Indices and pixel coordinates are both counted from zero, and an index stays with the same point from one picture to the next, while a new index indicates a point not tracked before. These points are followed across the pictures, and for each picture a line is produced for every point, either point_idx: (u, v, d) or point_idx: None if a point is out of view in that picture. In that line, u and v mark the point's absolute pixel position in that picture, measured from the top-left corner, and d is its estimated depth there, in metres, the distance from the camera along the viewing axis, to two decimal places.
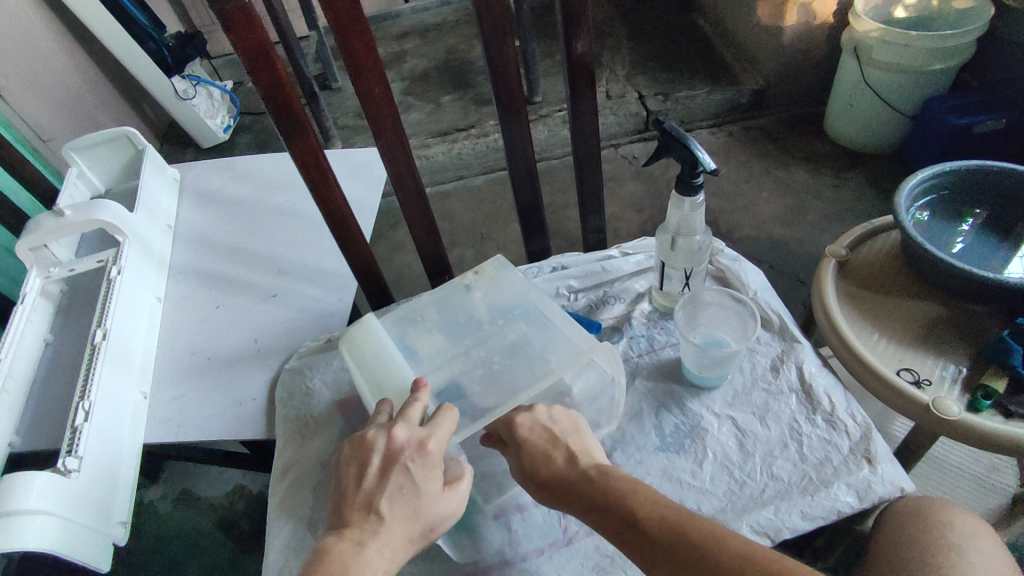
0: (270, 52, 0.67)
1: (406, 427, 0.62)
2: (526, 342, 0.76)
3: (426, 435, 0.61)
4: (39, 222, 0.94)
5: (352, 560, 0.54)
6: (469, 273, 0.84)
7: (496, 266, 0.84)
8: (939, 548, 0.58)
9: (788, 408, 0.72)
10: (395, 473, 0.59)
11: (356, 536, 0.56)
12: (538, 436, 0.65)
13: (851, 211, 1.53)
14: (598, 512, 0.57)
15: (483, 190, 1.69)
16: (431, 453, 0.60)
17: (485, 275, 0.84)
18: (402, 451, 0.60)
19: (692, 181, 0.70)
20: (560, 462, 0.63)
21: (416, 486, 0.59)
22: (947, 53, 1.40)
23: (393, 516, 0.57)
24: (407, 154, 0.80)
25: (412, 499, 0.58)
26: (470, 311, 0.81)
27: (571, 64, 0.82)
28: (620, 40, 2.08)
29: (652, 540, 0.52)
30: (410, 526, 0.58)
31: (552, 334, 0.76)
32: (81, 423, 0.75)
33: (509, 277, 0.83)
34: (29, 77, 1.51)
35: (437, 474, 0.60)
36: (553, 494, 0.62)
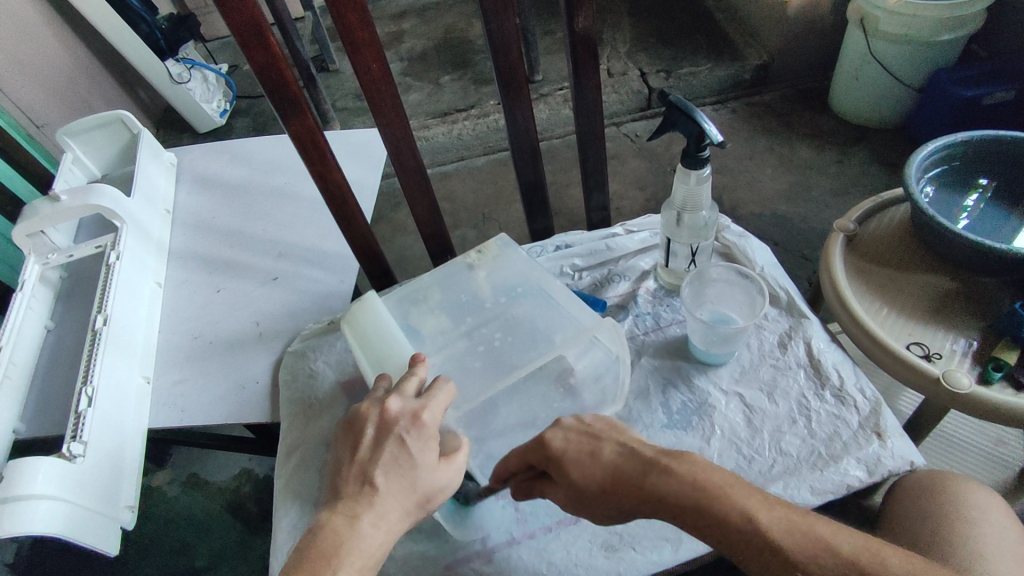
0: (263, 28, 0.65)
1: (400, 399, 0.61)
2: (529, 320, 0.76)
3: (421, 406, 0.60)
4: (36, 208, 0.93)
5: (346, 534, 0.53)
6: (472, 252, 0.83)
7: (499, 246, 0.83)
8: (953, 520, 0.60)
9: (795, 384, 0.71)
10: (388, 445, 0.58)
11: (349, 509, 0.55)
12: (574, 442, 0.57)
13: (856, 186, 1.51)
14: (692, 512, 0.49)
15: (484, 171, 1.68)
16: (426, 425, 0.59)
17: (487, 255, 0.83)
18: (396, 423, 0.59)
19: (698, 155, 0.68)
20: (613, 457, 0.55)
21: (411, 457, 0.57)
22: (955, 23, 1.38)
23: (387, 488, 0.56)
24: (407, 133, 0.78)
25: (407, 472, 0.57)
26: (473, 290, 0.81)
27: (573, 38, 0.79)
28: (621, 16, 2.04)
29: (779, 548, 0.45)
30: (405, 497, 0.56)
31: (555, 311, 0.75)
32: (84, 409, 0.75)
33: (512, 256, 0.82)
34: (21, 62, 1.49)
35: (433, 448, 0.59)
36: (616, 498, 0.53)
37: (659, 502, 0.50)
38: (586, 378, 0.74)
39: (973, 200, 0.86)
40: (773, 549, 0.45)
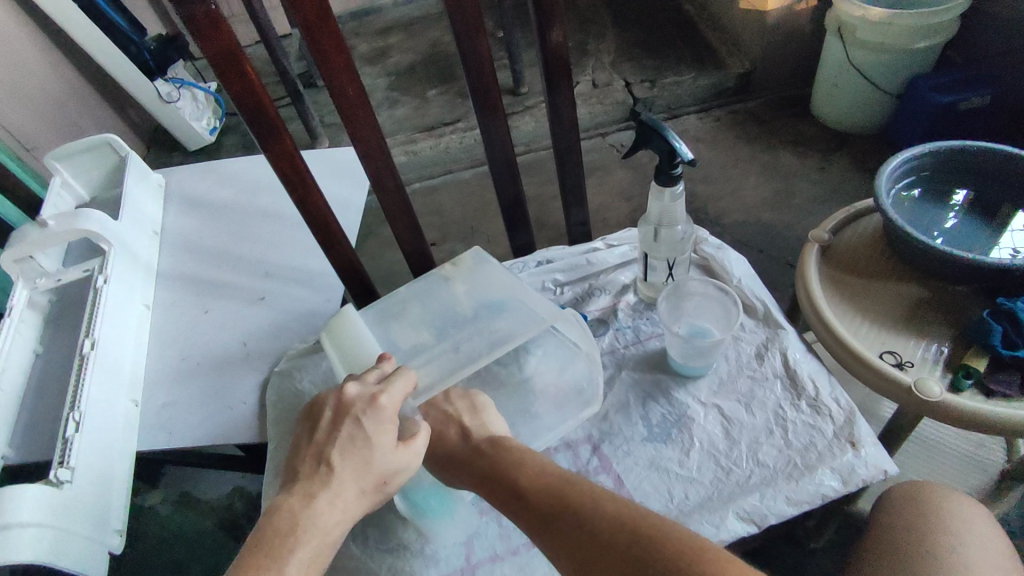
0: (240, 58, 0.67)
1: (358, 384, 0.64)
2: (500, 315, 0.79)
3: (378, 389, 0.63)
4: (24, 233, 0.94)
5: (301, 513, 0.55)
6: (447, 266, 0.88)
7: (472, 258, 0.88)
8: (936, 531, 0.62)
9: (772, 395, 0.72)
10: (344, 424, 0.61)
11: (305, 490, 0.57)
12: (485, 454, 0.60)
13: (838, 192, 1.53)
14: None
15: (471, 183, 1.69)
16: (382, 407, 0.62)
17: (462, 266, 0.87)
18: (354, 405, 0.62)
19: (671, 172, 0.70)
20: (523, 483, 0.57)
21: (366, 437, 0.60)
22: (928, 31, 1.40)
23: (342, 467, 0.59)
24: (384, 154, 0.80)
25: (363, 451, 0.60)
26: (448, 299, 0.84)
27: (546, 57, 0.81)
28: (604, 27, 2.06)
29: None
30: (361, 477, 0.59)
31: (523, 305, 0.78)
32: (71, 434, 0.75)
33: (485, 267, 0.86)
34: (10, 86, 1.50)
35: (390, 428, 0.62)
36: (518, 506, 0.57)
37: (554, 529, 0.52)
38: (563, 386, 0.77)
39: (947, 209, 0.87)
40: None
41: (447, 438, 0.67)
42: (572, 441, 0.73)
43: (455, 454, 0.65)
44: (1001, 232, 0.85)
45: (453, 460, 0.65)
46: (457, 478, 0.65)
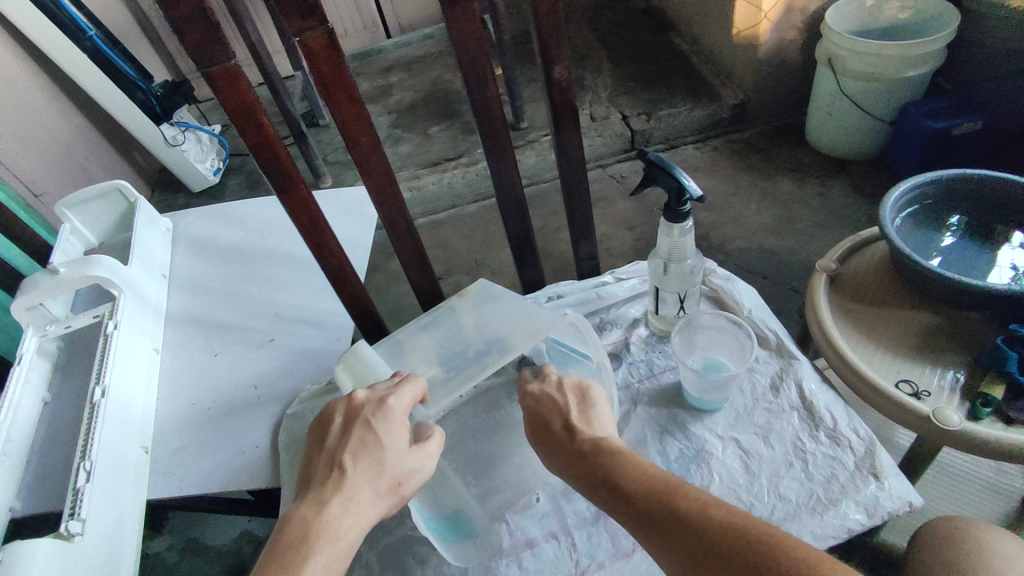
0: (257, 110, 0.68)
1: (366, 390, 0.65)
2: (503, 332, 0.81)
3: (385, 393, 0.64)
4: (36, 280, 0.94)
5: (313, 518, 0.55)
6: (454, 297, 0.89)
7: (479, 288, 0.89)
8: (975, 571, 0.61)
9: (790, 426, 0.72)
10: (354, 428, 0.62)
11: (317, 497, 0.57)
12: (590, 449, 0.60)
13: (839, 217, 1.55)
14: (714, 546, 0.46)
15: (475, 217, 1.71)
16: (391, 408, 0.63)
17: (469, 296, 0.88)
18: (363, 408, 0.63)
19: (679, 209, 0.71)
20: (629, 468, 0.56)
21: (377, 440, 0.61)
22: (918, 61, 1.44)
23: (354, 471, 0.59)
24: (397, 197, 0.81)
25: (374, 453, 0.61)
26: (457, 329, 0.85)
27: (553, 100, 0.83)
28: (601, 62, 2.12)
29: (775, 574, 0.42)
30: (375, 479, 0.60)
31: (525, 321, 0.80)
32: (82, 484, 0.74)
33: (491, 295, 0.87)
34: (20, 134, 1.53)
35: (399, 430, 0.63)
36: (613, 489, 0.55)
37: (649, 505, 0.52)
38: None
39: (947, 235, 0.88)
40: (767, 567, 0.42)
41: (555, 431, 0.64)
42: None
43: (568, 443, 0.62)
44: (1001, 256, 0.86)
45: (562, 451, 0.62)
46: (563, 470, 0.62)
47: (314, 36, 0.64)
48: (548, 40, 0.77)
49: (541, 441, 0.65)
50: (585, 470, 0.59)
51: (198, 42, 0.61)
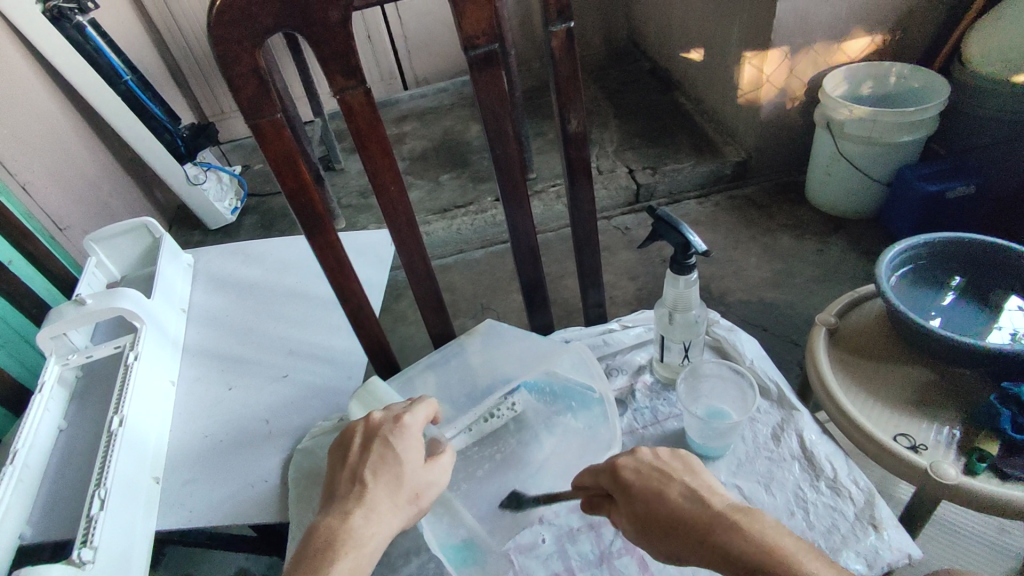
0: (297, 159, 0.73)
1: (382, 411, 0.68)
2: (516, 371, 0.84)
3: (401, 412, 0.67)
4: (62, 311, 0.98)
5: (339, 529, 0.57)
6: (464, 336, 0.92)
7: (487, 327, 0.92)
8: None
9: (792, 476, 0.74)
10: (374, 445, 0.64)
11: (342, 509, 0.59)
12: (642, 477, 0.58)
13: (837, 272, 1.59)
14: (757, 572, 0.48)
15: (482, 263, 1.76)
16: (407, 426, 0.66)
17: (478, 335, 0.92)
18: (381, 427, 0.66)
19: (684, 262, 0.75)
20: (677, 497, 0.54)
21: (396, 455, 0.63)
22: (914, 126, 1.51)
23: (375, 485, 0.61)
24: (417, 241, 0.84)
25: (394, 468, 0.62)
26: (467, 367, 0.88)
27: (569, 157, 0.84)
28: (607, 117, 2.22)
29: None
30: (395, 493, 0.61)
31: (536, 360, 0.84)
32: (96, 512, 0.76)
33: (501, 334, 0.91)
34: (51, 170, 1.60)
35: (415, 445, 0.65)
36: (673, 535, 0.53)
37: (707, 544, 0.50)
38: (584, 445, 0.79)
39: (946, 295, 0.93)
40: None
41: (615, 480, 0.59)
42: (595, 522, 0.74)
43: (683, 513, 0.53)
44: (998, 320, 0.91)
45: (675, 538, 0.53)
46: (687, 555, 0.52)
47: (354, 94, 0.70)
48: (566, 87, 0.78)
49: (648, 527, 0.56)
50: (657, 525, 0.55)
51: (249, 96, 0.66)
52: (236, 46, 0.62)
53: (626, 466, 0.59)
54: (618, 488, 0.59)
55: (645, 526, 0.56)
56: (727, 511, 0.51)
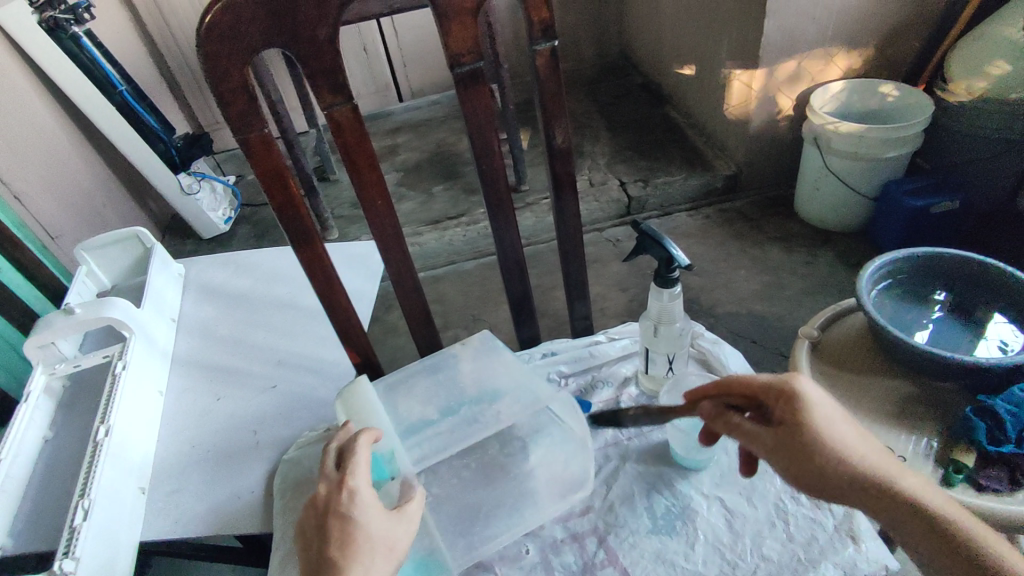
0: (286, 173, 0.74)
1: (324, 482, 0.61)
2: (508, 399, 0.82)
3: (344, 475, 0.61)
4: (49, 321, 0.98)
5: None
6: (457, 344, 0.93)
7: (481, 339, 0.92)
8: None
9: (773, 488, 0.74)
10: (330, 524, 0.57)
11: None
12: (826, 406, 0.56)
13: (825, 285, 1.61)
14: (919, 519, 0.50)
15: (474, 274, 1.77)
16: (355, 486, 0.60)
17: (471, 345, 0.92)
18: (329, 499, 0.59)
19: (668, 276, 0.77)
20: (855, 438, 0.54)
21: (357, 520, 0.58)
22: (899, 143, 1.54)
23: (349, 568, 0.55)
24: (404, 254, 0.85)
25: (360, 535, 0.57)
26: (458, 377, 0.88)
27: (555, 171, 0.85)
28: (599, 131, 2.24)
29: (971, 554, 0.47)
30: (373, 563, 0.56)
31: (527, 390, 0.82)
32: (79, 523, 0.76)
33: (494, 346, 0.91)
34: (44, 179, 1.61)
35: (369, 499, 0.60)
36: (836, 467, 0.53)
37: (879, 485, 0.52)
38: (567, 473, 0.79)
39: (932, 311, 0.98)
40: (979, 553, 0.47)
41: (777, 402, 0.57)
42: (578, 533, 0.74)
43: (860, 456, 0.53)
44: (981, 338, 0.94)
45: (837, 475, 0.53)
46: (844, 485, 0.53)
47: (342, 110, 0.71)
48: (550, 101, 0.79)
49: (796, 450, 0.54)
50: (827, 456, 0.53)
51: (239, 111, 0.67)
52: (225, 61, 0.63)
53: (808, 390, 0.56)
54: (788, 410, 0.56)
55: (806, 452, 0.54)
56: (904, 480, 0.52)
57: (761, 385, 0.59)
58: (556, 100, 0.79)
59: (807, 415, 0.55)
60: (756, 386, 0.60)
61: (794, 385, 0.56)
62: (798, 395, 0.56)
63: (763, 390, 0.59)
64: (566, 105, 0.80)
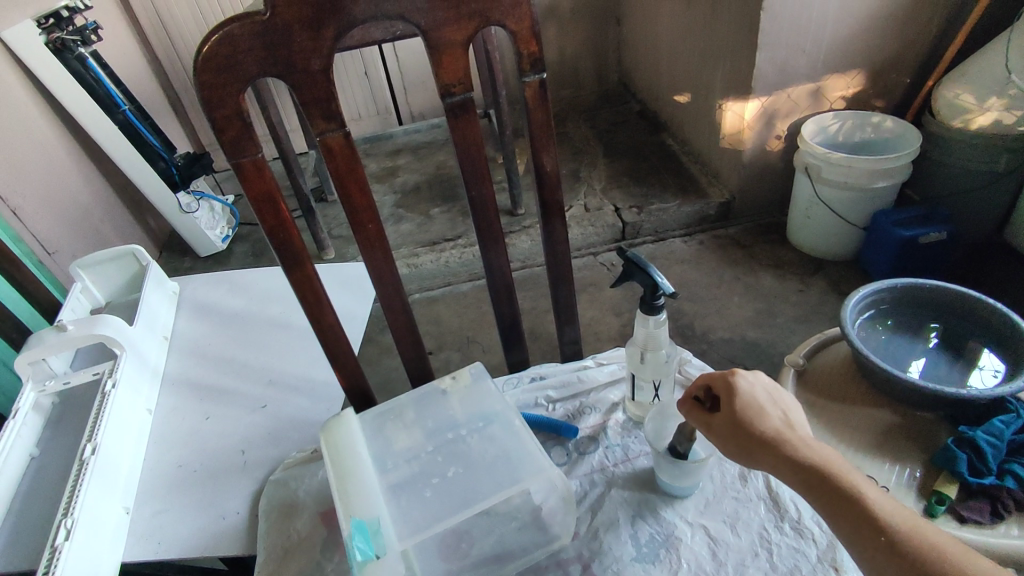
0: (278, 198, 0.76)
1: None
2: (496, 450, 0.79)
3: None
4: (41, 336, 0.99)
5: None
6: (447, 379, 0.89)
7: (474, 373, 0.89)
8: None
9: (757, 516, 0.74)
10: None
11: None
12: (761, 393, 0.63)
13: (817, 313, 1.62)
14: (820, 485, 0.55)
15: (469, 295, 1.78)
16: None
17: (462, 382, 0.88)
18: None
19: (654, 303, 0.77)
20: (780, 422, 0.60)
21: None
22: (887, 174, 1.56)
23: None
24: (395, 278, 0.86)
25: None
26: (446, 417, 0.85)
27: (543, 198, 0.87)
28: (596, 157, 2.27)
29: (862, 516, 0.52)
30: None
31: (516, 442, 0.79)
32: (61, 541, 0.75)
33: (486, 387, 0.87)
34: (43, 198, 1.62)
35: None
36: (755, 444, 0.59)
37: (789, 455, 0.57)
38: None
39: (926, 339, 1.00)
40: (874, 518, 0.52)
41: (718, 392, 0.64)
42: (562, 560, 0.74)
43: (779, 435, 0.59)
44: (975, 364, 0.95)
45: (762, 451, 0.59)
46: (760, 460, 0.59)
47: (334, 137, 0.72)
48: (539, 129, 0.81)
49: (734, 434, 0.61)
50: (744, 433, 0.60)
51: (233, 138, 0.69)
52: (221, 90, 0.65)
53: (745, 379, 0.63)
54: (725, 396, 0.63)
55: (733, 432, 0.61)
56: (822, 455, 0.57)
57: (708, 378, 0.66)
58: (545, 128, 0.81)
59: (738, 399, 0.62)
60: (706, 380, 0.67)
61: (734, 378, 0.63)
62: (737, 387, 0.63)
63: (709, 383, 0.66)
64: (554, 133, 0.81)
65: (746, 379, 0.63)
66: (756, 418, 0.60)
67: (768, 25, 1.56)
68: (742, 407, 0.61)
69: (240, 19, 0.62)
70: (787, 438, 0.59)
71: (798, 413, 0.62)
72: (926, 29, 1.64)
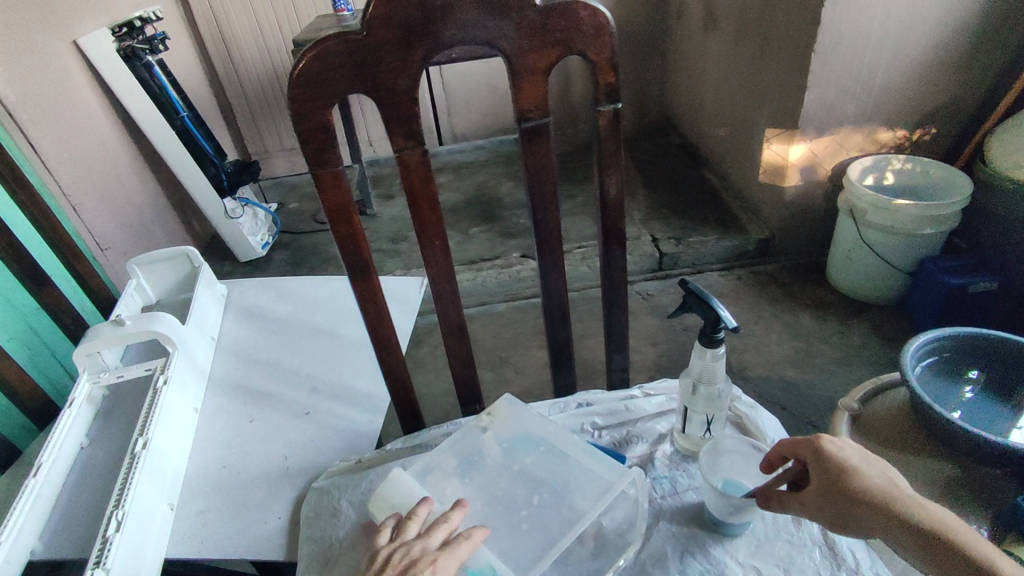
0: (351, 210, 0.78)
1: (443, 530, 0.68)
2: (559, 476, 0.78)
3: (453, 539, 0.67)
4: (99, 331, 1.03)
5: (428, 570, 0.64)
6: (483, 415, 0.86)
7: (507, 405, 0.86)
8: None
9: (812, 563, 0.72)
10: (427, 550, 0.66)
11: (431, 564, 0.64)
12: (849, 454, 0.64)
13: (858, 356, 1.59)
14: (935, 547, 0.57)
15: (505, 315, 1.79)
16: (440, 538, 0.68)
17: (498, 416, 0.86)
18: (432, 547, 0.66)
19: (713, 335, 0.77)
20: (879, 480, 0.62)
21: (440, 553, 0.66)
22: (936, 221, 1.54)
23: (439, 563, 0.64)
24: (453, 294, 0.87)
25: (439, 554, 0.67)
26: (494, 454, 0.83)
27: (605, 224, 0.87)
28: (636, 187, 2.29)
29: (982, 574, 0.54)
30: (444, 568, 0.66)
31: (574, 467, 0.79)
32: (112, 533, 0.77)
33: (524, 413, 0.86)
34: (104, 197, 1.68)
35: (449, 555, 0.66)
36: (858, 512, 0.61)
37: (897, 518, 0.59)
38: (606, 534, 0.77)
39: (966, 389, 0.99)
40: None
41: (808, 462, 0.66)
42: None
43: (882, 497, 0.61)
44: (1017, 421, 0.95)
45: (867, 519, 0.60)
46: (865, 526, 0.61)
47: (411, 153, 0.74)
48: (607, 154, 0.81)
49: (831, 502, 0.63)
50: (844, 502, 0.62)
51: (316, 150, 0.71)
52: (311, 104, 0.68)
53: (832, 445, 0.66)
54: (817, 465, 0.65)
55: (832, 501, 0.63)
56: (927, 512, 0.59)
57: (794, 447, 0.69)
58: (613, 154, 0.82)
59: (829, 467, 0.64)
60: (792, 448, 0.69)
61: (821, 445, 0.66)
62: (825, 453, 0.65)
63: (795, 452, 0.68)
64: (621, 161, 0.82)
65: (833, 443, 0.66)
66: (851, 483, 0.62)
67: (819, 67, 1.58)
68: (837, 475, 0.63)
69: (336, 38, 0.65)
70: (891, 499, 0.60)
71: (891, 468, 0.64)
72: (983, 77, 1.63)
